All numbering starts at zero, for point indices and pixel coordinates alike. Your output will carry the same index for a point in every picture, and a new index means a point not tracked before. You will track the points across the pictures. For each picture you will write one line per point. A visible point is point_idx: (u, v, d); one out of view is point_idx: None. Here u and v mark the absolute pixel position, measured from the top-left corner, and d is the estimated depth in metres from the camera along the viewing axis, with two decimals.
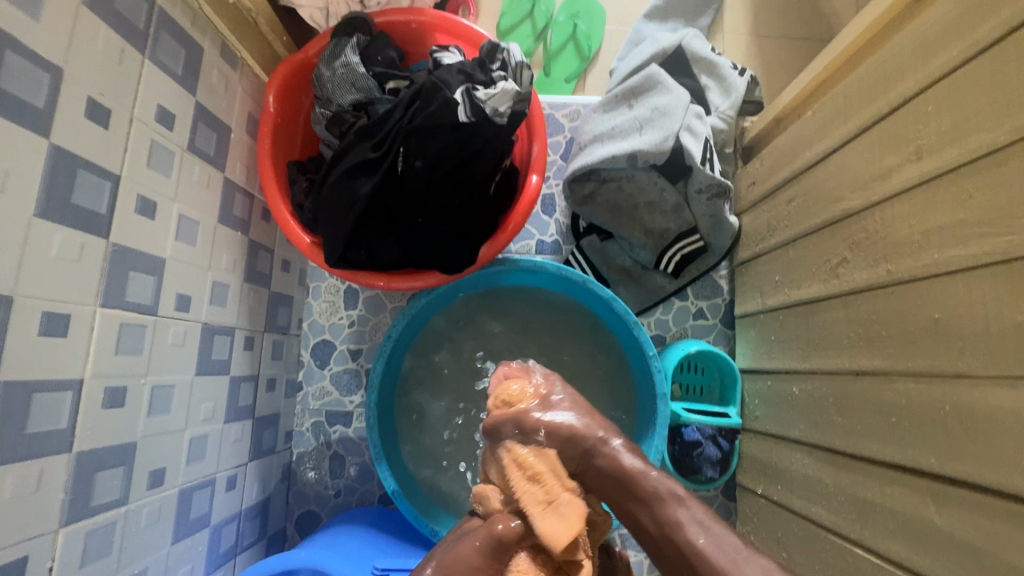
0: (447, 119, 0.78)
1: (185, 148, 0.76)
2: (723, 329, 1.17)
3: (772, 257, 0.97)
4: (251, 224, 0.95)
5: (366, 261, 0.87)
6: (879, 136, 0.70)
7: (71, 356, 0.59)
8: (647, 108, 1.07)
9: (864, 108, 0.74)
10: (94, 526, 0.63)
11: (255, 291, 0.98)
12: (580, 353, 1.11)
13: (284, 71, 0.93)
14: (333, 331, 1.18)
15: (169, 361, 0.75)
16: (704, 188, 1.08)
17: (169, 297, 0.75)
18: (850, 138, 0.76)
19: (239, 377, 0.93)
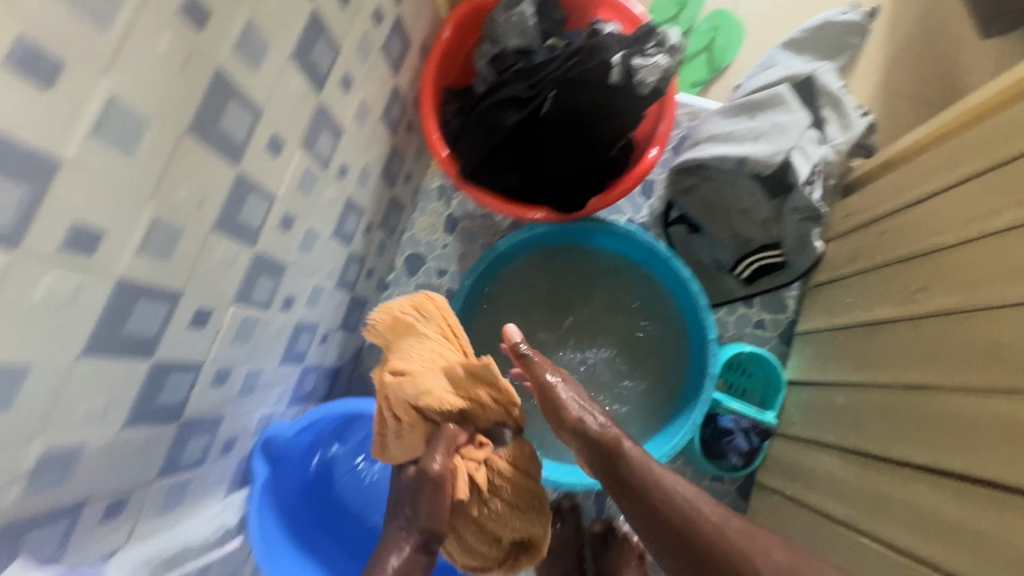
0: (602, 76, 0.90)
1: (380, 47, 0.91)
2: (779, 344, 1.23)
3: (850, 282, 1.04)
4: (399, 130, 1.09)
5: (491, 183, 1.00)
6: (988, 182, 0.76)
7: (276, 175, 0.73)
8: (767, 122, 1.15)
9: (981, 157, 0.80)
10: (248, 315, 0.77)
11: (385, 188, 1.12)
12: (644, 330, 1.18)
13: (464, 9, 1.07)
14: (427, 247, 1.32)
15: (321, 214, 0.89)
16: (800, 208, 1.14)
17: (337, 163, 0.89)
18: (959, 180, 0.82)
19: (353, 254, 1.08)
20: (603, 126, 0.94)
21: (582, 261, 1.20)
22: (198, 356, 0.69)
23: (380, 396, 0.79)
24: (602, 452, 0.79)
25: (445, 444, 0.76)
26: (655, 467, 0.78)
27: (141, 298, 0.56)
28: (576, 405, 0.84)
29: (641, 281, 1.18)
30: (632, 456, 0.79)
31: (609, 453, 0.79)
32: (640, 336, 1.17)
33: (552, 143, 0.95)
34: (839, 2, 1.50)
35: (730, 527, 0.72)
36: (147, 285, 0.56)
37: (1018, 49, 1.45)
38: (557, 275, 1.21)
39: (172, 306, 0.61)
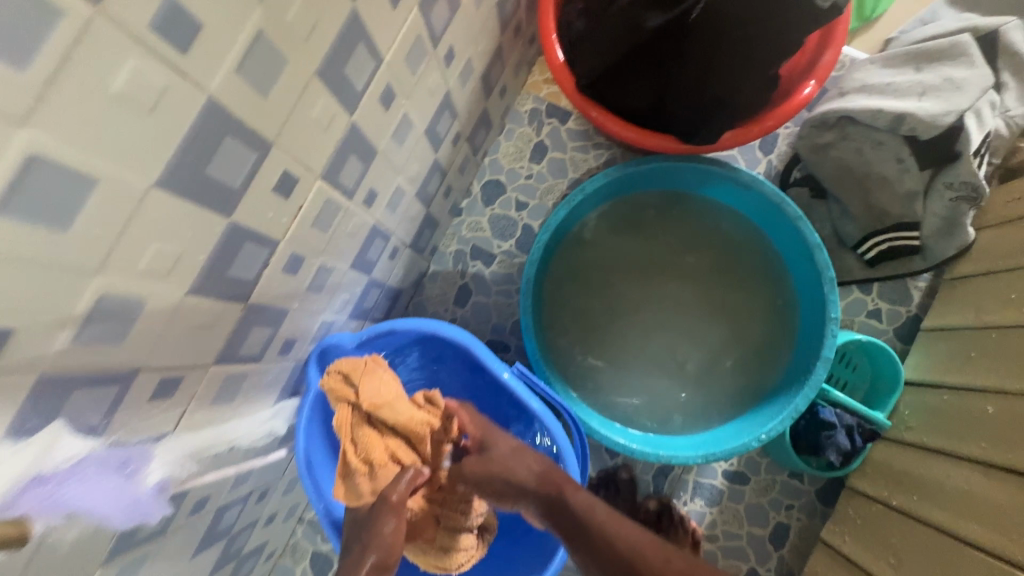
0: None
1: None
2: (894, 340, 1.08)
3: (1014, 276, 0.87)
4: (507, 29, 0.95)
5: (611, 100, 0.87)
6: None
7: (388, 31, 0.60)
8: (938, 76, 0.96)
9: None
10: (332, 198, 0.66)
11: (480, 96, 0.99)
12: (743, 296, 1.05)
13: None
14: (509, 175, 1.19)
15: (419, 102, 0.77)
16: (955, 185, 0.98)
17: (445, 43, 0.76)
18: None
19: (437, 164, 0.96)
20: (763, 43, 0.78)
21: (688, 211, 1.06)
22: (275, 230, 0.58)
23: (347, 412, 0.76)
24: (546, 498, 0.72)
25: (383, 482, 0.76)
26: (599, 510, 0.68)
27: (230, 134, 0.45)
28: (508, 452, 0.77)
29: (752, 243, 1.04)
30: (577, 502, 0.70)
31: (552, 500, 0.71)
32: (740, 305, 1.05)
33: (694, 61, 0.80)
34: None
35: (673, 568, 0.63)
36: (240, 119, 0.45)
37: None
38: (658, 224, 1.07)
39: (261, 158, 0.50)
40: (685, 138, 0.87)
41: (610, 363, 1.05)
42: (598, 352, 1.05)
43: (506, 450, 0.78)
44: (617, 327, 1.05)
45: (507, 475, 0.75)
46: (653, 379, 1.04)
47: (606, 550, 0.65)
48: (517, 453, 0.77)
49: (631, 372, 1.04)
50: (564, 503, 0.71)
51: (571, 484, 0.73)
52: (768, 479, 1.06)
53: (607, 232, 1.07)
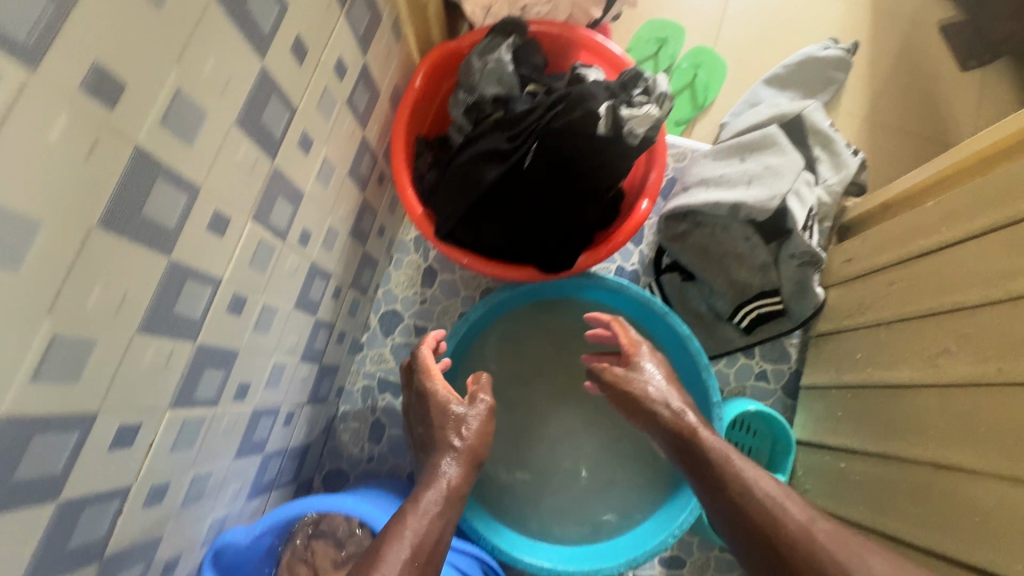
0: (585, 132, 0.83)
1: (344, 101, 0.83)
2: (783, 397, 1.16)
3: (856, 335, 0.97)
4: (368, 186, 1.01)
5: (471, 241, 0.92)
6: (1005, 240, 0.70)
7: (222, 255, 0.63)
8: (759, 164, 1.10)
9: (998, 208, 0.74)
10: (190, 416, 0.66)
11: (354, 247, 1.03)
12: None
13: (437, 55, 1.00)
14: (404, 303, 1.22)
15: (281, 286, 0.79)
16: (798, 254, 1.09)
17: (297, 229, 0.80)
18: (976, 234, 0.76)
19: (320, 322, 0.98)
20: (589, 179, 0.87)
21: (575, 319, 1.13)
22: (125, 477, 0.57)
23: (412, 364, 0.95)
24: (676, 436, 0.84)
25: (486, 411, 0.90)
26: (734, 459, 0.78)
27: (39, 433, 0.45)
28: (656, 391, 0.89)
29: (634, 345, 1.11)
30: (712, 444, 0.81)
31: (684, 442, 0.83)
32: None
33: (532, 202, 0.89)
34: (818, 37, 1.49)
35: (819, 529, 0.69)
36: (47, 415, 0.46)
37: (1001, 85, 1.45)
38: (548, 337, 1.12)
39: (84, 432, 0.50)
40: (544, 266, 0.91)
41: (527, 478, 1.06)
42: (515, 469, 1.06)
43: (653, 384, 0.89)
44: (528, 440, 1.08)
45: (647, 406, 0.88)
46: (569, 488, 1.05)
47: (743, 509, 0.74)
48: (663, 384, 0.89)
49: (547, 484, 1.05)
50: (697, 444, 0.81)
51: (693, 432, 0.83)
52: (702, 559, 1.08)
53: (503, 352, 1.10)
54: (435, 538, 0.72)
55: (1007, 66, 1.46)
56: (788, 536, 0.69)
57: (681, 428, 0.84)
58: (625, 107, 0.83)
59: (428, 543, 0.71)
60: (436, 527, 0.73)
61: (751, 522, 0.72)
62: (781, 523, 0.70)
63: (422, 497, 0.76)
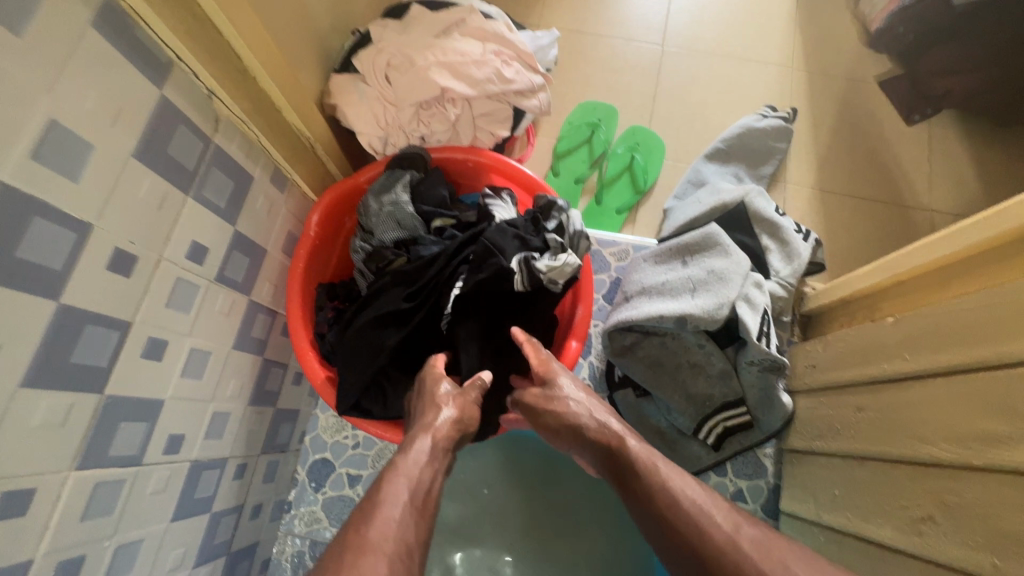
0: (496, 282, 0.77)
1: (212, 279, 0.73)
2: (765, 518, 1.03)
3: (831, 463, 0.85)
4: (267, 344, 0.90)
5: (379, 412, 0.80)
6: (977, 390, 0.61)
7: (28, 532, 0.51)
8: (702, 268, 1.00)
9: (961, 346, 0.64)
10: None
11: (259, 412, 0.92)
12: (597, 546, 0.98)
13: (333, 195, 0.91)
14: (334, 450, 1.10)
15: (144, 511, 0.67)
16: (757, 360, 0.99)
17: (160, 439, 0.68)
18: (943, 372, 0.66)
19: (221, 511, 0.85)
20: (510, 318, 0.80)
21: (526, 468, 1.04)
22: None
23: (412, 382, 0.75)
24: (603, 450, 0.65)
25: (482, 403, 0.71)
26: (661, 466, 0.61)
27: None
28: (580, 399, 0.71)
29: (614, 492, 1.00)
30: (639, 455, 0.63)
31: (609, 451, 0.65)
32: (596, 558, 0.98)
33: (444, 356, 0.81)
34: (754, 105, 1.44)
35: (745, 537, 0.54)
36: None
37: (946, 141, 1.40)
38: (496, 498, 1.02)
39: None
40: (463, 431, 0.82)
41: None
42: None
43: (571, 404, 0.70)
44: None
45: (569, 422, 0.69)
46: None
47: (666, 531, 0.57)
48: (586, 398, 0.71)
49: None
50: (621, 454, 0.64)
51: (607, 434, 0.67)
52: None
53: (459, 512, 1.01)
54: (435, 482, 0.56)
55: (951, 118, 1.42)
56: (710, 547, 0.54)
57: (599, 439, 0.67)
58: (539, 256, 0.75)
59: (423, 489, 0.53)
60: (428, 474, 0.55)
61: (678, 538, 0.56)
62: (706, 533, 0.55)
63: (412, 446, 0.59)
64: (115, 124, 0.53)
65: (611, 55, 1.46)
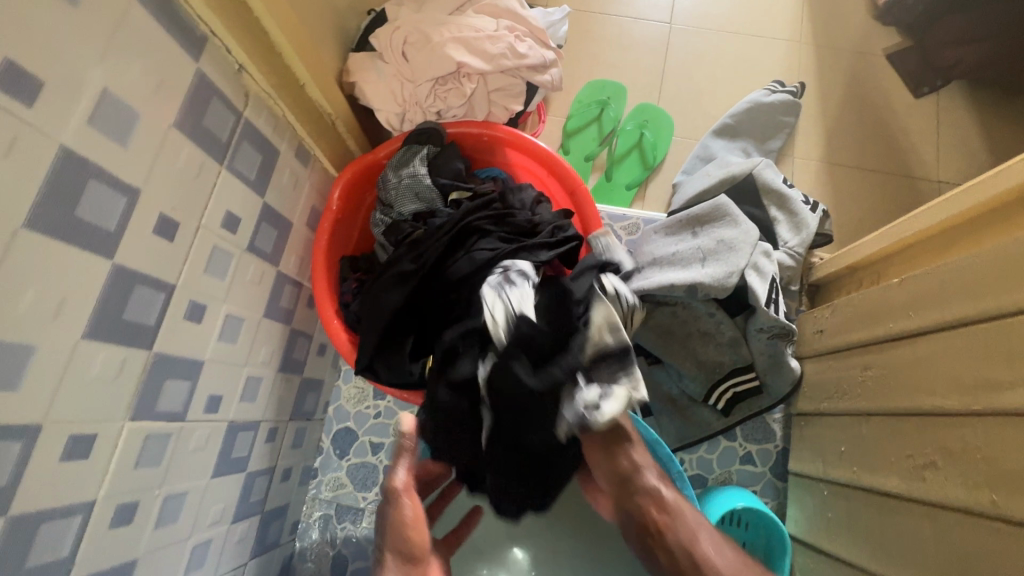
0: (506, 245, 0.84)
1: (244, 248, 0.76)
2: (773, 479, 1.07)
3: (837, 422, 0.88)
4: (294, 314, 0.94)
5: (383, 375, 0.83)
6: (978, 340, 0.63)
7: (92, 475, 0.56)
8: (712, 239, 1.03)
9: (966, 300, 0.66)
10: None
11: (287, 380, 0.96)
12: None
13: (353, 171, 0.94)
14: (357, 419, 1.15)
15: (188, 465, 0.72)
16: (765, 328, 1.02)
17: (201, 399, 0.72)
18: (948, 327, 0.68)
19: (255, 472, 0.90)
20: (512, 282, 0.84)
21: None
22: None
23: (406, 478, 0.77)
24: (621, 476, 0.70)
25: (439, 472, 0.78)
26: (690, 523, 0.66)
27: None
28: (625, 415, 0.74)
29: None
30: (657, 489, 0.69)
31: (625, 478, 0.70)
32: None
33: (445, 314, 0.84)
34: (762, 81, 1.45)
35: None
36: None
37: (955, 112, 1.41)
38: None
39: None
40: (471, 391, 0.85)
41: None
42: None
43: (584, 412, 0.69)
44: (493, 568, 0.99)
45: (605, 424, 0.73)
46: None
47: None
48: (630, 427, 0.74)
49: None
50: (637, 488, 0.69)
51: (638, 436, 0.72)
52: None
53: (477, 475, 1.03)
54: None
55: (960, 90, 1.42)
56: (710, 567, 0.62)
57: (619, 461, 0.71)
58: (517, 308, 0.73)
59: None
60: None
61: (667, 551, 0.65)
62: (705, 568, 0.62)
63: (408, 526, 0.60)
64: (157, 96, 0.56)
65: (619, 33, 1.47)
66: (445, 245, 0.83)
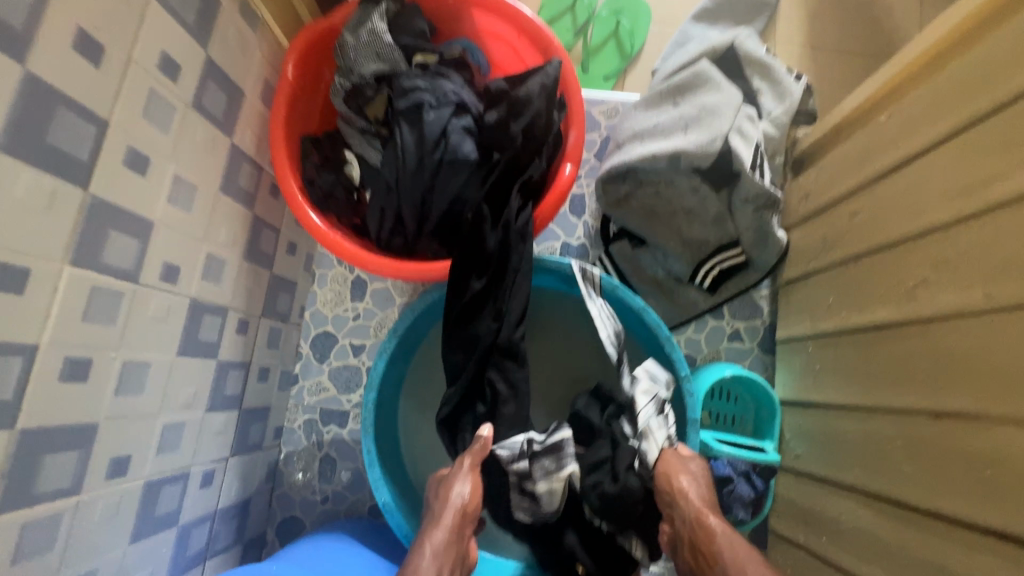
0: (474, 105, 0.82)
1: (189, 105, 0.70)
2: (762, 355, 1.05)
3: (827, 277, 0.87)
4: (256, 199, 0.88)
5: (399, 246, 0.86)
6: (973, 145, 0.62)
7: (30, 315, 0.51)
8: (695, 106, 0.98)
9: (957, 110, 0.66)
10: (34, 517, 0.54)
11: (256, 272, 0.91)
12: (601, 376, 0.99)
13: (308, 37, 0.85)
14: (335, 323, 1.10)
15: (148, 336, 0.67)
16: (751, 198, 0.98)
17: (154, 265, 0.67)
18: (938, 143, 0.68)
19: (228, 363, 0.86)
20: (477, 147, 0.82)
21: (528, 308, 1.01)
22: None
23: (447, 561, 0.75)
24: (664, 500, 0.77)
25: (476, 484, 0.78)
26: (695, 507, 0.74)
27: None
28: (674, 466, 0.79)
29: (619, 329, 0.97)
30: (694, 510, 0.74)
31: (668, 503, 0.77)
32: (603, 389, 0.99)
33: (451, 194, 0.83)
34: None
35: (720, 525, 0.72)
36: None
37: None
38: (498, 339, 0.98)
39: None
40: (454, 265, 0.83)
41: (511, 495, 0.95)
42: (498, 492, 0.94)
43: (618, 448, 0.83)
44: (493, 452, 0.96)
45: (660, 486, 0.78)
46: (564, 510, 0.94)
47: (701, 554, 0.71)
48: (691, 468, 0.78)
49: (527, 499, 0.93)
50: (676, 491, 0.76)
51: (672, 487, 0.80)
52: None
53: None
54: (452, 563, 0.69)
55: None
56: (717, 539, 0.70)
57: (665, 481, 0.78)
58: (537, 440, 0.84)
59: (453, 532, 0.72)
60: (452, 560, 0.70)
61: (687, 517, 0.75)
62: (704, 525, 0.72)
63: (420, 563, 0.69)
64: None
65: None
66: (415, 105, 0.79)
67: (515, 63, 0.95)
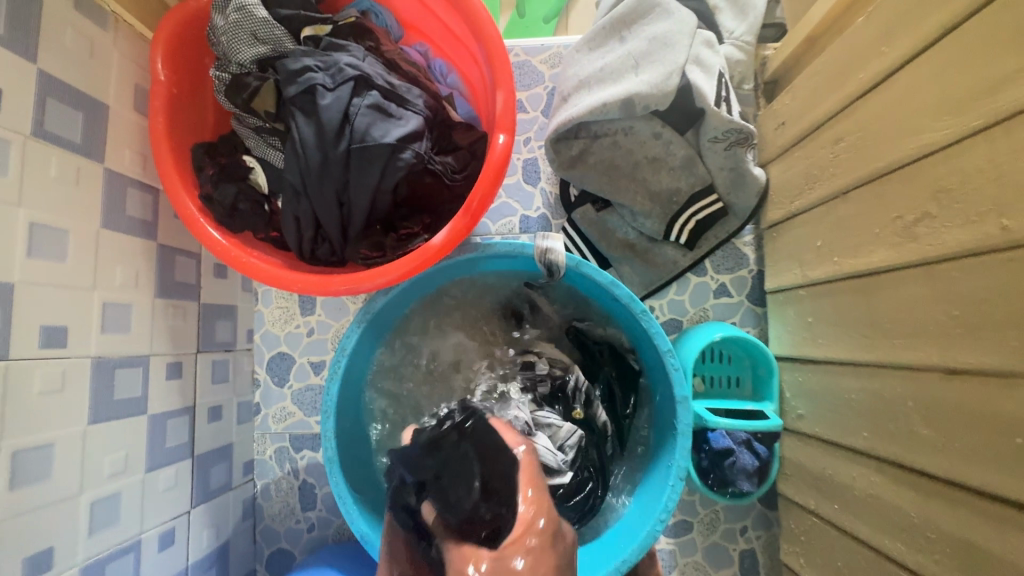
0: (380, 77, 0.71)
1: (30, 135, 0.58)
2: (752, 306, 0.96)
3: (811, 217, 0.76)
4: (159, 226, 0.77)
5: (328, 255, 0.75)
6: (966, 45, 0.51)
7: None
8: (643, 39, 0.86)
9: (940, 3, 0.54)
10: None
11: (179, 307, 0.81)
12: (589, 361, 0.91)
13: (170, 29, 0.70)
14: (289, 341, 1.00)
15: (39, 414, 0.59)
16: (720, 136, 0.87)
17: (31, 333, 0.58)
18: (916, 53, 0.57)
19: (164, 414, 0.78)
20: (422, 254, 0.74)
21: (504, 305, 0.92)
22: None
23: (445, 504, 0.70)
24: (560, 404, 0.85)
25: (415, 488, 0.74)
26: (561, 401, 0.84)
27: None
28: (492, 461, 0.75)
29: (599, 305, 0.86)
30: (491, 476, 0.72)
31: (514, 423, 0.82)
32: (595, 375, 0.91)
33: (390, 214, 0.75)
34: None
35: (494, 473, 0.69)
36: None
37: None
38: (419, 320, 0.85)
39: None
40: (373, 281, 0.71)
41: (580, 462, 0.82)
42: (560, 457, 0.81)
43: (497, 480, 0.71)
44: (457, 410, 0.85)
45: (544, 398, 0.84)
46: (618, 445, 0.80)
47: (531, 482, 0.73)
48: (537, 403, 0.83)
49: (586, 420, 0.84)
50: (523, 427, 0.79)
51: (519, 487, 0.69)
52: (710, 514, 0.92)
53: (420, 346, 0.92)
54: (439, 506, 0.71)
55: None
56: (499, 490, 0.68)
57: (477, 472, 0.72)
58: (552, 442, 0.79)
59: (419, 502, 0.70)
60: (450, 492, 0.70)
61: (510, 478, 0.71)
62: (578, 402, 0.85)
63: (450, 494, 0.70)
64: None
65: None
66: (308, 88, 0.68)
67: (428, 18, 0.80)
